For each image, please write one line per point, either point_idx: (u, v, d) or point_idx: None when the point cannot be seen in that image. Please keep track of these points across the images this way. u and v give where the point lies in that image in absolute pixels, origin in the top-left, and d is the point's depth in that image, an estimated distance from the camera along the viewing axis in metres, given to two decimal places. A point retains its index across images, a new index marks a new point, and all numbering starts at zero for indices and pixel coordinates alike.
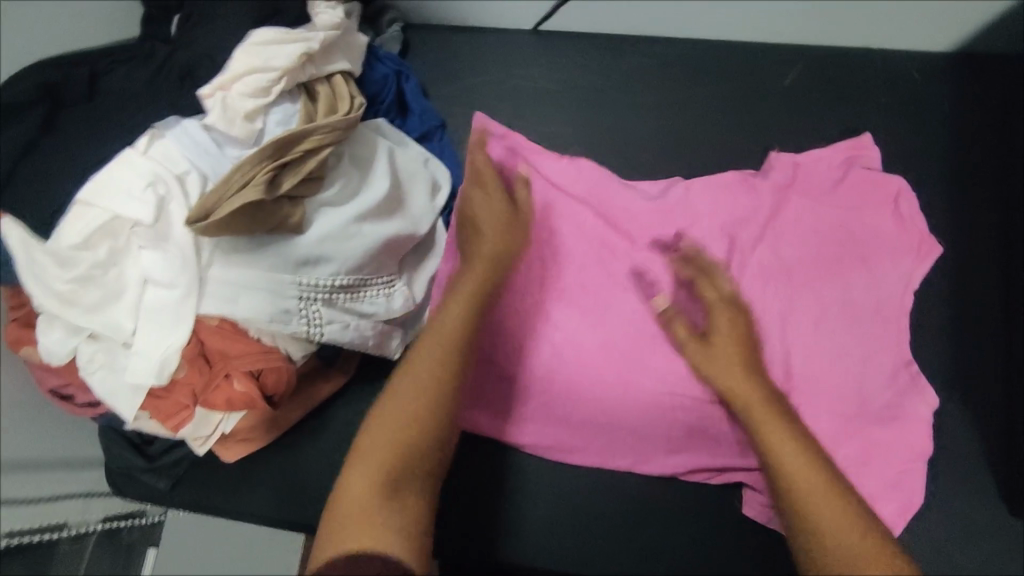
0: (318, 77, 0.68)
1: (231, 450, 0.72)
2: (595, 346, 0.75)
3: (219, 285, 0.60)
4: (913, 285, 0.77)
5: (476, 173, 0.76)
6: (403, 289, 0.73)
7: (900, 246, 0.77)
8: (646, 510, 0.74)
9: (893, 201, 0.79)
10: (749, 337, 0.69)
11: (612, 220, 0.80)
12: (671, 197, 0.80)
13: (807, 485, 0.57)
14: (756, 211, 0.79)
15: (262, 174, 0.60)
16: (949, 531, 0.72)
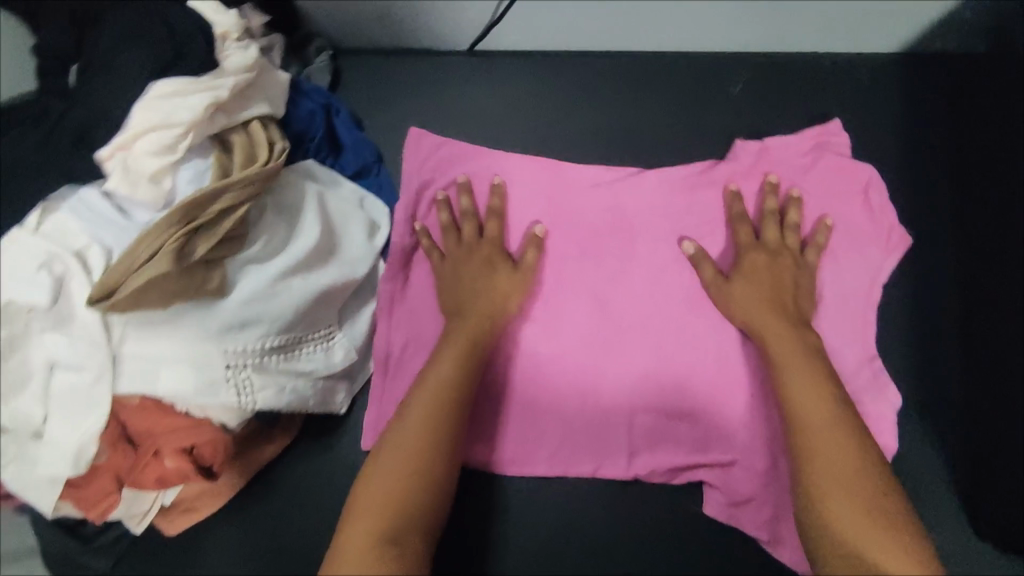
0: (232, 125, 0.63)
1: (174, 522, 0.68)
2: (549, 354, 0.74)
3: (135, 361, 0.57)
4: (880, 278, 0.75)
5: (472, 239, 0.74)
6: (343, 339, 0.70)
7: (866, 235, 0.76)
8: (616, 545, 0.70)
9: (863, 191, 0.77)
10: (780, 280, 0.70)
11: (563, 216, 0.77)
12: (623, 194, 0.77)
13: (822, 482, 0.57)
14: (716, 208, 0.76)
15: (171, 242, 0.55)
16: None
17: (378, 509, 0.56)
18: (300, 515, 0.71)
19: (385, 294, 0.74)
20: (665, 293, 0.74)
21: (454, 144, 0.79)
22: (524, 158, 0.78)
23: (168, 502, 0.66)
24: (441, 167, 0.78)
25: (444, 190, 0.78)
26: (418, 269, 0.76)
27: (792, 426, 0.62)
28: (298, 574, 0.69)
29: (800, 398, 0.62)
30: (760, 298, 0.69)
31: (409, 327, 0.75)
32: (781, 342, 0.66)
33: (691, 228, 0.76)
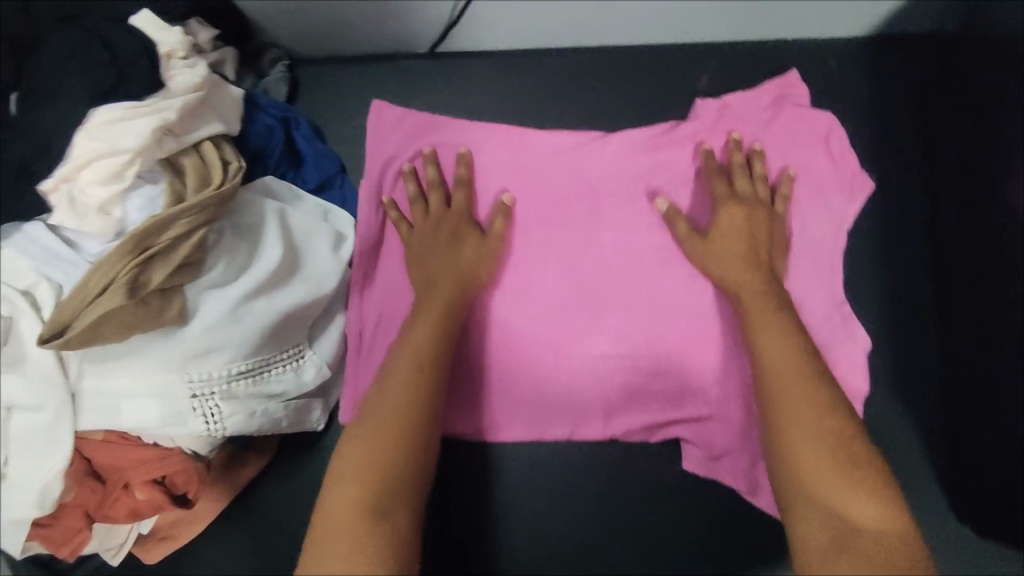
0: (183, 148, 0.61)
1: (154, 550, 0.67)
2: (521, 323, 0.71)
3: (97, 395, 0.56)
4: (846, 225, 0.72)
5: (439, 208, 0.73)
6: (314, 358, 0.68)
7: (829, 184, 0.73)
8: (605, 524, 0.69)
9: (824, 139, 0.74)
10: (754, 232, 0.68)
11: (528, 175, 0.75)
12: (589, 155, 0.75)
13: (795, 439, 0.55)
14: (681, 167, 0.74)
15: (124, 274, 0.54)
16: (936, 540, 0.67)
17: (356, 482, 0.54)
18: (286, 537, 0.70)
19: (357, 272, 0.74)
20: (638, 251, 0.72)
21: (417, 116, 0.77)
22: (487, 126, 0.77)
23: (145, 531, 0.66)
24: (405, 140, 0.77)
25: (410, 162, 0.76)
26: (389, 244, 0.75)
27: (764, 383, 0.59)
28: None
29: (772, 355, 0.60)
30: (739, 255, 0.67)
31: (380, 303, 0.74)
32: (757, 304, 0.64)
33: (657, 184, 0.74)
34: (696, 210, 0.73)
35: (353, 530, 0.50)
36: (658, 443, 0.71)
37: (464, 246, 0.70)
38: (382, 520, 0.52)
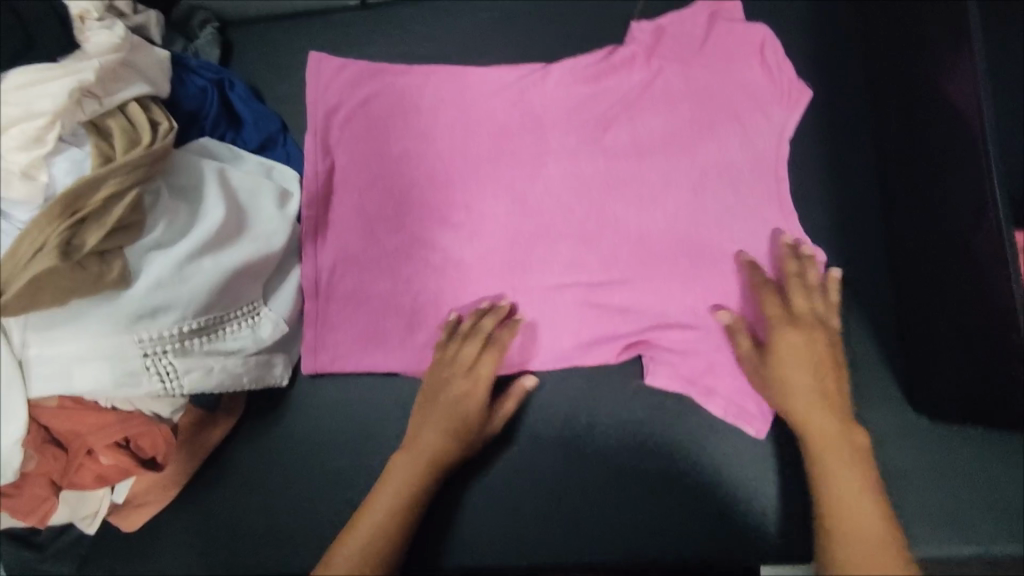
0: (107, 109, 0.60)
1: (130, 518, 0.68)
2: (474, 258, 0.72)
3: (45, 363, 0.55)
4: (787, 134, 0.73)
5: (465, 388, 0.67)
6: (270, 314, 0.68)
7: (768, 96, 0.73)
8: (577, 452, 0.70)
9: (759, 50, 0.74)
10: (823, 361, 0.63)
11: (472, 113, 0.75)
12: (530, 89, 0.75)
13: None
14: (622, 91, 0.74)
15: (56, 237, 0.53)
16: (926, 438, 0.65)
17: (361, 541, 0.61)
18: (259, 498, 0.70)
19: (309, 218, 0.74)
20: (586, 179, 0.73)
21: (357, 65, 0.78)
22: (428, 71, 0.78)
23: (119, 500, 0.66)
24: (346, 88, 0.77)
25: (353, 110, 0.77)
26: (342, 193, 0.76)
27: (833, 537, 0.56)
28: (269, 545, 0.70)
29: (853, 527, 0.55)
30: (813, 396, 0.62)
31: (336, 246, 0.74)
32: (830, 448, 0.59)
33: (601, 111, 0.74)
34: (640, 134, 0.73)
35: None
36: (621, 363, 0.71)
37: (476, 415, 0.66)
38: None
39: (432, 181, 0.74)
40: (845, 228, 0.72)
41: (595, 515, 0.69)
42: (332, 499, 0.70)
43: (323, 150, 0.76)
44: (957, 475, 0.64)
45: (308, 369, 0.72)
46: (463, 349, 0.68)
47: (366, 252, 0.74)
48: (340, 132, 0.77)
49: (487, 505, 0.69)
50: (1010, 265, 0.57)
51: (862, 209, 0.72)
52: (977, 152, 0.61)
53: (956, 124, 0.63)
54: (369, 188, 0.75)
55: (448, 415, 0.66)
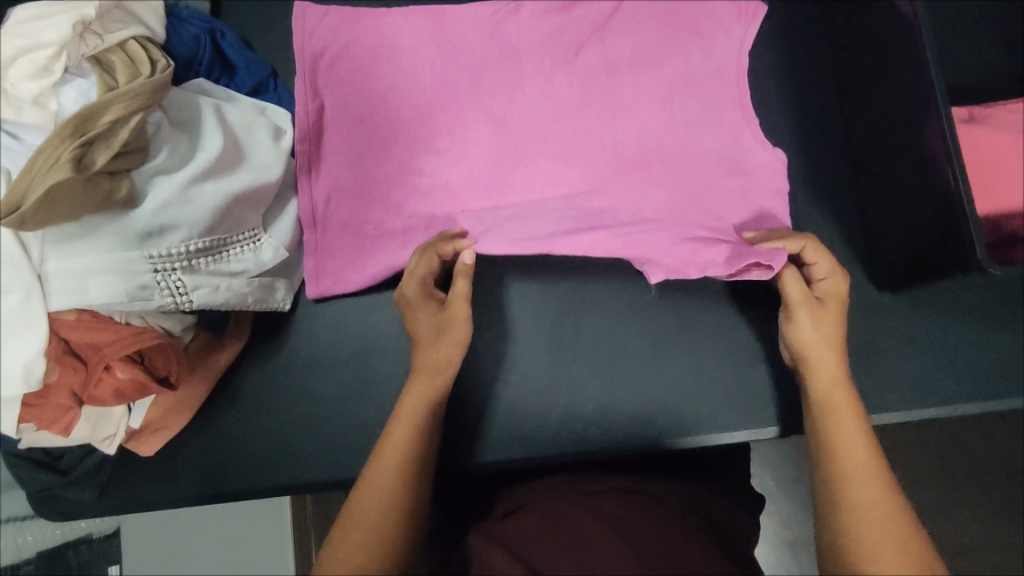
0: (108, 46, 0.64)
1: (148, 443, 0.72)
2: (460, 181, 0.76)
3: (62, 278, 0.58)
4: (746, 48, 0.77)
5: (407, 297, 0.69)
6: (271, 241, 0.72)
7: (728, 14, 0.78)
8: (565, 357, 0.77)
9: None
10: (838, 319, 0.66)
11: (451, 47, 0.79)
12: (506, 24, 0.79)
13: (866, 519, 0.53)
14: (590, 19, 0.79)
15: (67, 153, 0.56)
16: (880, 310, 0.73)
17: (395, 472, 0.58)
18: (270, 417, 0.75)
19: (301, 153, 0.78)
20: (561, 102, 0.76)
21: (340, 10, 0.81)
22: (406, 12, 0.81)
23: (136, 425, 0.70)
24: (329, 33, 0.81)
25: (337, 52, 0.80)
26: (332, 132, 0.79)
27: (828, 444, 0.58)
28: (281, 461, 0.74)
29: (845, 439, 0.58)
30: (828, 334, 0.63)
31: (330, 179, 0.78)
32: (824, 363, 0.62)
33: (571, 38, 0.78)
34: (610, 57, 0.77)
35: (385, 526, 0.56)
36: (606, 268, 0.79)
37: (421, 313, 0.67)
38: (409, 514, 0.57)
39: (416, 112, 0.77)
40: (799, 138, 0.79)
41: (588, 412, 0.75)
42: (339, 412, 0.75)
43: (312, 92, 0.80)
44: (906, 340, 0.72)
45: (314, 294, 0.77)
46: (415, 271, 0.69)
47: (360, 182, 0.78)
48: (327, 76, 0.80)
49: (484, 399, 0.76)
50: (947, 135, 0.62)
51: (814, 118, 0.79)
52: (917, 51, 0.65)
53: (891, 24, 0.68)
54: (357, 123, 0.79)
55: (431, 325, 0.66)
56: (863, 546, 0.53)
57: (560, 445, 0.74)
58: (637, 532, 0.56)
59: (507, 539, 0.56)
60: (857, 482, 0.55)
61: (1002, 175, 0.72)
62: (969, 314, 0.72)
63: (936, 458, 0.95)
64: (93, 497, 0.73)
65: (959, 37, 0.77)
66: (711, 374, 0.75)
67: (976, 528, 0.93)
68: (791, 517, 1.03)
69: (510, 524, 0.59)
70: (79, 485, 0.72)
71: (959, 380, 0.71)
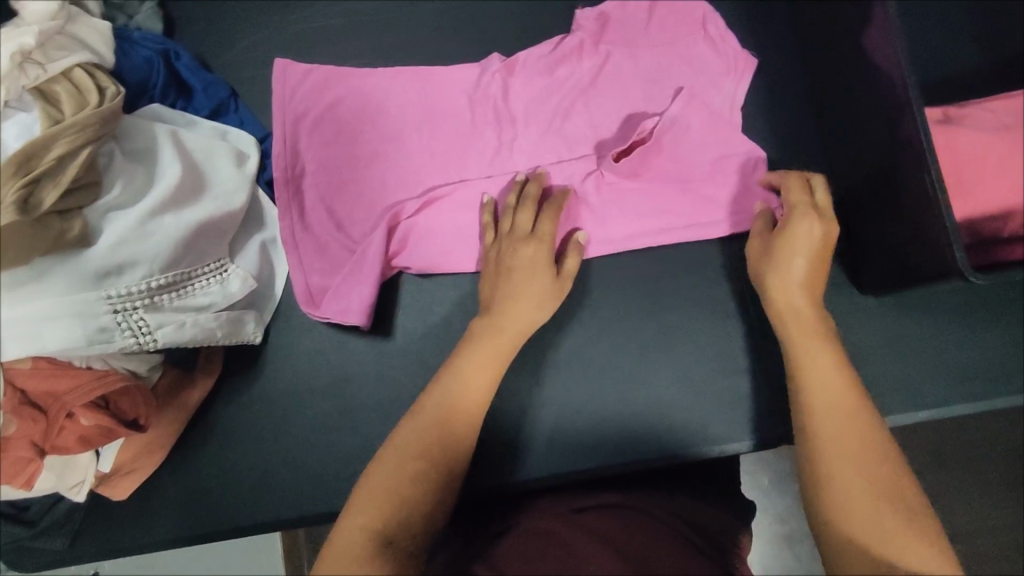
0: (51, 76, 0.60)
1: (120, 486, 0.69)
2: (452, 252, 0.73)
3: (13, 326, 0.55)
4: (738, 102, 0.76)
5: (524, 262, 0.66)
6: (238, 270, 0.69)
7: (718, 67, 0.76)
8: (564, 423, 0.73)
9: (702, 24, 0.77)
10: (823, 259, 0.63)
11: (438, 113, 0.76)
12: (492, 86, 0.76)
13: (841, 470, 0.50)
14: (576, 80, 0.76)
15: (12, 195, 0.53)
16: (863, 312, 0.73)
17: (409, 462, 0.54)
18: (250, 452, 0.73)
19: (284, 231, 0.74)
20: (552, 167, 0.74)
21: (322, 68, 0.78)
22: (392, 72, 0.77)
23: (106, 469, 0.67)
24: (312, 95, 0.77)
25: (320, 114, 0.76)
26: (312, 200, 0.75)
27: (801, 396, 0.55)
28: (262, 498, 0.71)
29: (825, 397, 0.54)
30: (798, 270, 0.61)
31: (317, 253, 0.74)
32: (803, 326, 0.59)
33: (559, 103, 0.75)
34: (597, 120, 0.75)
35: (397, 507, 0.52)
36: (601, 321, 0.76)
37: (532, 278, 0.66)
38: (422, 503, 0.53)
39: (402, 182, 0.74)
40: (779, 144, 0.78)
41: (579, 433, 0.73)
42: (320, 445, 0.73)
43: (294, 159, 0.76)
44: (890, 341, 0.72)
45: (361, 324, 0.71)
46: (520, 219, 0.68)
47: (342, 238, 0.74)
48: (309, 140, 0.76)
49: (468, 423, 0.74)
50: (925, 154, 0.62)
51: (792, 122, 0.78)
52: (894, 83, 0.65)
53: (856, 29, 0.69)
54: (339, 191, 0.75)
55: (530, 280, 0.66)
56: (836, 473, 0.50)
57: (549, 466, 0.72)
58: (644, 550, 0.54)
59: (498, 559, 0.54)
60: (826, 406, 0.53)
61: (981, 174, 0.71)
62: (953, 314, 0.72)
63: (924, 449, 0.95)
64: (62, 546, 0.70)
65: (926, 36, 0.78)
66: (704, 385, 0.74)
67: (964, 520, 0.94)
68: (786, 513, 1.02)
69: (501, 543, 0.57)
70: (48, 534, 0.69)
71: (942, 381, 0.71)
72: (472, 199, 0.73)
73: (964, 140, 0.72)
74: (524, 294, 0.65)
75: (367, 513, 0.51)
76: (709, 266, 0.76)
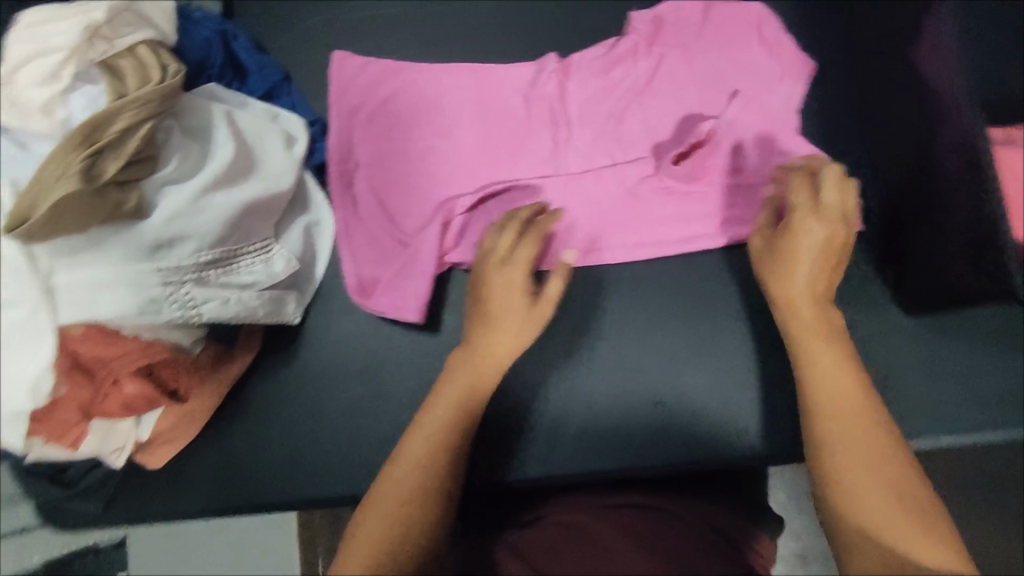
0: (119, 51, 0.61)
1: (157, 454, 0.71)
2: None
3: (70, 292, 0.57)
4: (795, 106, 0.75)
5: (499, 281, 0.61)
6: (282, 250, 0.70)
7: (773, 72, 0.75)
8: (594, 424, 0.73)
9: (757, 29, 0.77)
10: (831, 262, 0.58)
11: (490, 109, 0.76)
12: (547, 86, 0.76)
13: (855, 473, 0.50)
14: (629, 81, 0.75)
15: (77, 164, 0.55)
16: (899, 332, 0.72)
17: (422, 464, 0.55)
18: (281, 430, 0.74)
19: (338, 223, 0.76)
20: (602, 168, 0.74)
21: (381, 62, 0.79)
22: (447, 67, 0.78)
23: (145, 436, 0.68)
24: (368, 87, 0.78)
25: (374, 107, 0.78)
26: (365, 193, 0.76)
27: (813, 398, 0.54)
28: (290, 475, 0.73)
29: (837, 401, 0.53)
30: (803, 269, 0.58)
31: (369, 243, 0.75)
32: (810, 321, 0.57)
33: (610, 103, 0.75)
34: (651, 121, 0.74)
35: (415, 505, 0.53)
36: (641, 323, 0.75)
37: (508, 302, 0.60)
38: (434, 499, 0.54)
39: (454, 175, 0.74)
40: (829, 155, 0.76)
41: (611, 435, 0.73)
42: (349, 428, 0.74)
43: (348, 150, 0.77)
44: (923, 362, 0.71)
45: (418, 321, 0.73)
46: (503, 241, 0.63)
47: (388, 227, 0.75)
48: (362, 131, 0.77)
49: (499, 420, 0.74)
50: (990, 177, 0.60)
51: (845, 133, 0.76)
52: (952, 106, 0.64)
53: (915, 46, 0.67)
54: (390, 183, 0.75)
55: (505, 306, 0.60)
56: (851, 477, 0.50)
57: (577, 465, 0.72)
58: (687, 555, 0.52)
59: (526, 550, 0.55)
60: (837, 407, 0.52)
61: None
62: (989, 340, 0.71)
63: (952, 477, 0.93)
64: (95, 509, 0.72)
65: (988, 54, 0.76)
66: (737, 394, 0.73)
67: (986, 552, 0.92)
68: (802, 529, 1.01)
69: (525, 534, 0.58)
70: (82, 496, 0.72)
71: (973, 407, 0.70)
72: (518, 195, 0.74)
73: (1021, 164, 0.69)
74: (500, 317, 0.60)
75: (390, 512, 0.52)
76: (747, 275, 0.75)
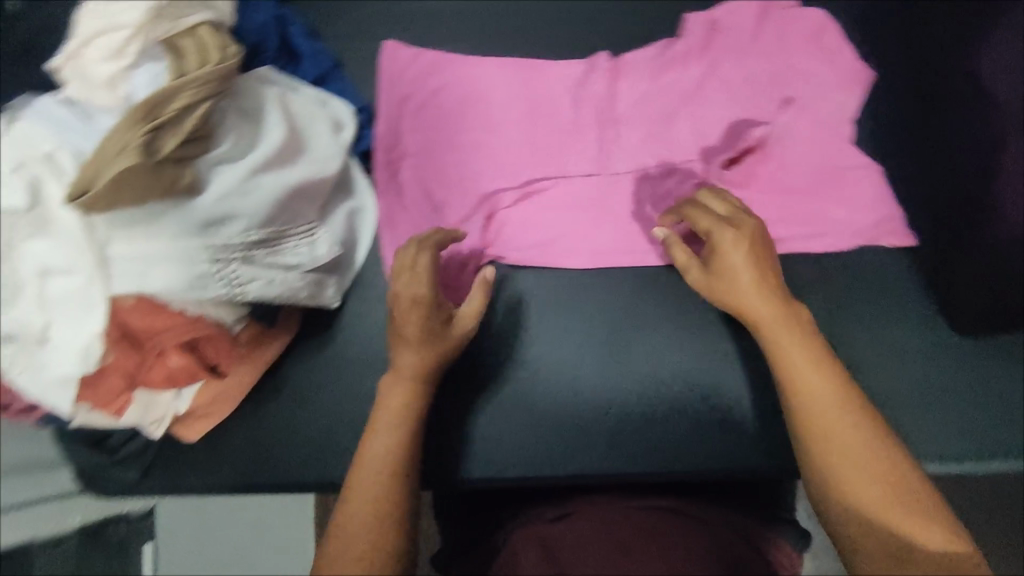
0: (183, 29, 0.62)
1: (194, 427, 0.72)
2: (540, 241, 0.74)
3: (124, 263, 0.57)
4: (850, 114, 0.74)
5: (407, 300, 0.59)
6: (325, 235, 0.71)
7: (829, 80, 0.75)
8: (626, 429, 0.71)
9: (815, 36, 0.76)
10: (767, 278, 0.57)
11: (539, 103, 0.76)
12: (598, 83, 0.76)
13: (849, 471, 0.49)
14: (682, 83, 0.75)
15: (137, 139, 0.55)
16: (939, 352, 0.71)
17: (385, 460, 0.54)
18: (314, 412, 0.75)
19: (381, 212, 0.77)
20: (648, 168, 0.73)
21: (433, 54, 0.79)
22: (498, 62, 0.78)
23: (182, 409, 0.70)
24: (418, 78, 0.79)
25: (423, 99, 0.78)
26: (411, 183, 0.77)
27: (795, 399, 0.52)
28: (321, 456, 0.74)
29: (817, 402, 0.51)
30: (748, 279, 0.56)
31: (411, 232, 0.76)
32: (777, 318, 0.55)
33: (661, 103, 0.75)
34: (701, 125, 0.73)
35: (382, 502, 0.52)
36: (681, 326, 0.73)
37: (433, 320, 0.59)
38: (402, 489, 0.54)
39: (497, 169, 0.74)
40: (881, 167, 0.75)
41: (642, 440, 0.70)
42: None
43: (394, 139, 0.78)
44: (961, 384, 0.70)
45: None
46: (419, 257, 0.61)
47: (430, 217, 0.76)
48: (411, 122, 0.78)
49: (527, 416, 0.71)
50: None
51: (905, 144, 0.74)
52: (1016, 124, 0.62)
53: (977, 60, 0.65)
54: (434, 175, 0.76)
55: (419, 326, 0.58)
56: (848, 478, 0.48)
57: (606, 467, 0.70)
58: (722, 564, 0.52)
59: (556, 545, 0.54)
60: (820, 405, 0.51)
61: None
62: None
63: None
64: (134, 476, 0.74)
65: None
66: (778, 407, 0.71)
67: None
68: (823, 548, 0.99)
69: (555, 526, 0.58)
70: (123, 463, 0.74)
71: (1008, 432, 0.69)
72: (563, 192, 0.74)
73: None
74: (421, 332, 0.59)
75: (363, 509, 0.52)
76: None
